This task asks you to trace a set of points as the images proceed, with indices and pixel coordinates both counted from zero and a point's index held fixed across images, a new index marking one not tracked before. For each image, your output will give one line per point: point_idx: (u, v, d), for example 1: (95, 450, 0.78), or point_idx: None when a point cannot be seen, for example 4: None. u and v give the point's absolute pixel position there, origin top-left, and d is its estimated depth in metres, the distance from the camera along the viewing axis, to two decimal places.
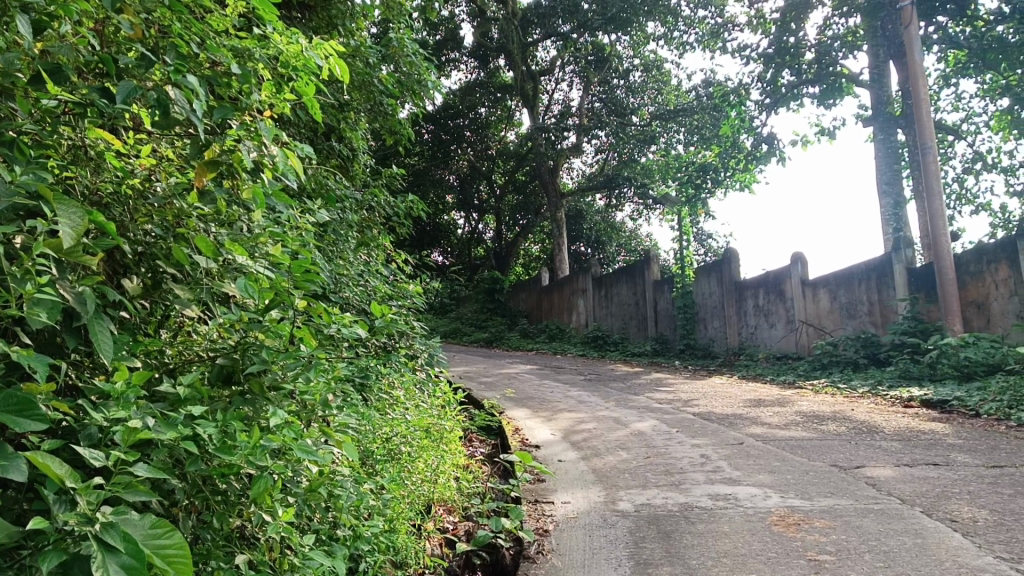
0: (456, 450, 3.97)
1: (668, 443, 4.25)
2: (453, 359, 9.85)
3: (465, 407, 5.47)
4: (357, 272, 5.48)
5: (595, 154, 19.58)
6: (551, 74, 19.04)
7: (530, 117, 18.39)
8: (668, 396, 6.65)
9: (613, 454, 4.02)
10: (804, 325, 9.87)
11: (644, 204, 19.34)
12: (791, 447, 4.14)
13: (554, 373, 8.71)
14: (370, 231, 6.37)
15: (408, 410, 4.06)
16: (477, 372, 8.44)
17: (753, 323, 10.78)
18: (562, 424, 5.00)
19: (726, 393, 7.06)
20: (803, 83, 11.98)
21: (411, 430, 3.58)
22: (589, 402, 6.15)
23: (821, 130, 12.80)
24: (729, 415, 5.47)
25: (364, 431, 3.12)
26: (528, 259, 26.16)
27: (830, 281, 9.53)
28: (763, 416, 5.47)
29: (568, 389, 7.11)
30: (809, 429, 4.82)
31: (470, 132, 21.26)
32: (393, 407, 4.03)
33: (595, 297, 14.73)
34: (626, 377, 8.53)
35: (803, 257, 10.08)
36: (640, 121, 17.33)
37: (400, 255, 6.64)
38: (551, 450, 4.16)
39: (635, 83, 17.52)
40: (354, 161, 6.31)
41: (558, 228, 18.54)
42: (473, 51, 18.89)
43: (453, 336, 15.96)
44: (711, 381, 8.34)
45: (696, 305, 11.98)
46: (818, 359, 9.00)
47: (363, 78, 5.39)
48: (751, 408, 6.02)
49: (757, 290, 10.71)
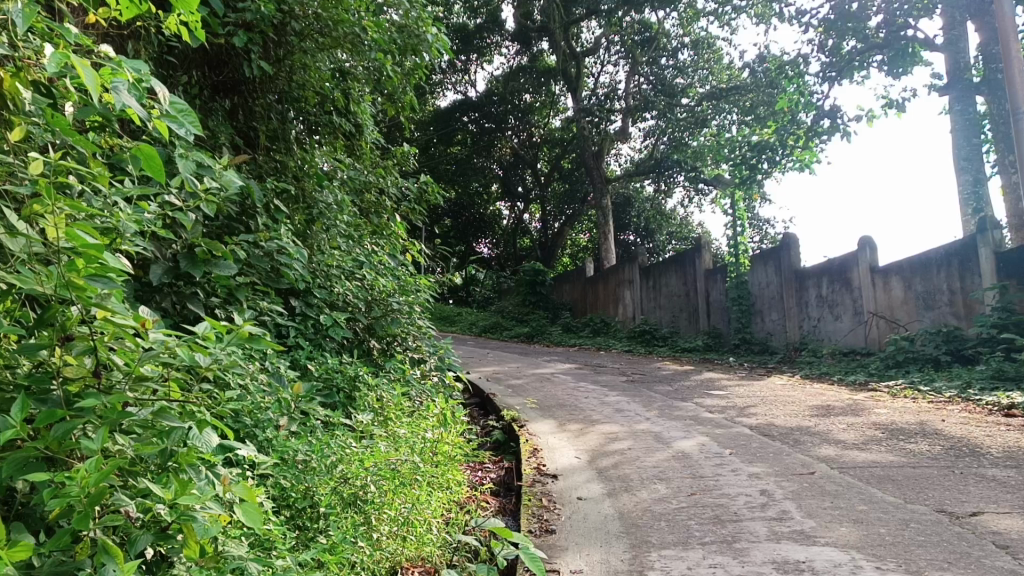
0: (451, 484, 3.19)
1: (719, 472, 3.40)
2: (484, 359, 9.08)
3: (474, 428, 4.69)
4: (353, 262, 4.73)
5: (643, 139, 18.58)
6: (597, 53, 18.00)
7: (573, 100, 17.43)
8: (719, 403, 5.77)
9: (647, 488, 3.19)
10: (873, 317, 8.88)
11: (696, 190, 18.26)
12: (878, 479, 3.27)
13: (593, 374, 7.87)
14: (374, 218, 5.62)
15: (391, 431, 3.29)
16: (506, 374, 7.61)
17: (816, 315, 9.78)
18: (592, 442, 4.18)
19: (787, 397, 6.15)
20: (870, 50, 10.87)
21: (378, 459, 2.80)
22: (627, 411, 5.30)
23: (888, 103, 11.66)
24: (794, 429, 4.59)
25: (294, 484, 2.45)
26: (575, 249, 25.25)
27: (903, 268, 8.50)
28: (835, 430, 4.57)
29: (606, 394, 6.26)
30: (895, 450, 3.93)
31: (513, 118, 20.32)
32: (372, 428, 3.25)
33: (643, 288, 13.82)
34: (674, 378, 7.64)
35: (872, 241, 9.06)
36: (690, 102, 16.25)
37: (413, 245, 5.87)
38: (571, 481, 3.35)
39: (684, 61, 16.45)
40: (359, 137, 5.60)
41: (603, 217, 17.63)
42: (515, 33, 18.07)
43: (494, 331, 15.21)
44: (771, 381, 7.43)
45: (752, 296, 11.00)
46: (891, 356, 8.01)
47: (340, 25, 4.48)
48: (819, 418, 5.11)
49: (819, 279, 9.71)
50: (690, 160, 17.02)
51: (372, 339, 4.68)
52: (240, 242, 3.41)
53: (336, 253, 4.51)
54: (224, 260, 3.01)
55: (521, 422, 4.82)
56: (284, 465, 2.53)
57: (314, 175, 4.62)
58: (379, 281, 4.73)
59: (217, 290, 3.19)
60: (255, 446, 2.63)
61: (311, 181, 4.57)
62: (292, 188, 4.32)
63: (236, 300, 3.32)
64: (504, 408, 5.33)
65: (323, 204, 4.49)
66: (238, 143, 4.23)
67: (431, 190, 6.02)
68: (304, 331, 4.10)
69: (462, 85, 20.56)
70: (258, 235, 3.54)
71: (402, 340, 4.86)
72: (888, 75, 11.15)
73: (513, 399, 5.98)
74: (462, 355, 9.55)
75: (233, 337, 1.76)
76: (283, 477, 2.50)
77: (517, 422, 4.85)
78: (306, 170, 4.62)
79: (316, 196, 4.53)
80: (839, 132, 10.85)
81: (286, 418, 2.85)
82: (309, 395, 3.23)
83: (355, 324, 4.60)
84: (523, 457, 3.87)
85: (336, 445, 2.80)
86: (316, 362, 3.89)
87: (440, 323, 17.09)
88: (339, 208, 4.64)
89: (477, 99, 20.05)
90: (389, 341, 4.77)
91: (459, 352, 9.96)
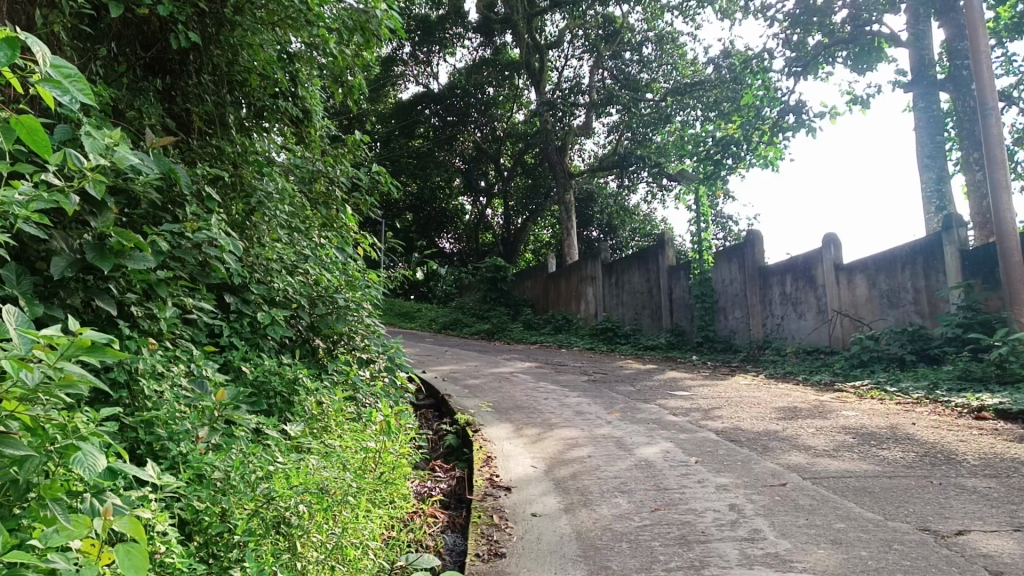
0: (392, 500, 2.91)
1: (684, 483, 3.16)
2: (442, 357, 8.79)
3: (423, 438, 4.41)
4: (298, 256, 4.42)
5: (608, 133, 18.40)
6: (560, 47, 17.75)
7: (537, 93, 17.17)
8: (683, 405, 5.55)
9: (608, 502, 2.94)
10: (837, 315, 8.75)
11: (659, 186, 18.09)
12: (854, 492, 3.05)
13: (554, 373, 7.63)
14: (323, 209, 5.31)
15: (326, 443, 3.00)
16: (463, 373, 7.33)
17: (780, 313, 9.65)
18: (551, 449, 3.92)
19: (752, 399, 5.95)
20: (835, 45, 10.74)
21: (308, 473, 2.51)
22: (587, 414, 5.05)
23: (852, 100, 11.56)
24: (761, 433, 4.37)
25: (205, 504, 2.16)
26: (538, 245, 25.05)
27: (868, 266, 8.39)
28: (803, 434, 4.37)
29: (566, 395, 6.01)
30: (868, 457, 3.73)
31: (476, 112, 19.96)
32: (305, 439, 2.96)
33: (605, 285, 13.61)
34: (637, 378, 7.41)
35: (836, 238, 8.94)
36: (653, 97, 16.07)
37: (365, 239, 5.56)
38: (525, 494, 3.08)
39: (648, 56, 16.27)
40: (307, 123, 5.31)
41: (566, 212, 17.41)
42: (478, 25, 17.74)
43: (454, 327, 14.91)
44: (735, 381, 7.24)
45: (715, 294, 10.84)
46: (856, 356, 7.87)
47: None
48: (788, 422, 4.90)
49: (783, 277, 9.58)
50: (654, 156, 16.83)
51: (317, 337, 4.39)
52: (160, 231, 3.09)
53: (280, 245, 4.20)
54: (141, 254, 2.73)
55: (475, 427, 4.55)
56: (194, 484, 2.23)
57: (254, 162, 4.34)
58: (324, 275, 4.43)
59: (134, 286, 2.88)
60: (166, 462, 2.34)
61: (250, 168, 4.26)
62: (226, 175, 3.99)
63: (156, 296, 3.02)
64: (459, 411, 5.05)
65: (261, 190, 4.20)
66: (169, 125, 3.90)
67: (384, 181, 5.71)
68: (239, 330, 3.80)
69: (424, 77, 20.19)
70: (186, 224, 3.23)
71: (348, 339, 4.56)
72: (853, 72, 11.04)
73: (469, 400, 5.70)
74: (420, 352, 9.25)
75: (78, 346, 1.55)
76: (197, 498, 2.20)
77: (471, 427, 4.58)
78: (246, 157, 4.31)
79: (255, 183, 4.22)
80: (804, 128, 10.69)
81: (207, 430, 2.56)
82: (235, 401, 2.92)
83: (298, 321, 4.28)
84: (475, 466, 3.60)
85: (262, 458, 2.51)
86: (251, 364, 3.59)
87: (399, 319, 16.74)
88: (280, 196, 4.33)
89: (440, 92, 19.67)
90: (334, 340, 4.48)
91: (417, 350, 9.66)
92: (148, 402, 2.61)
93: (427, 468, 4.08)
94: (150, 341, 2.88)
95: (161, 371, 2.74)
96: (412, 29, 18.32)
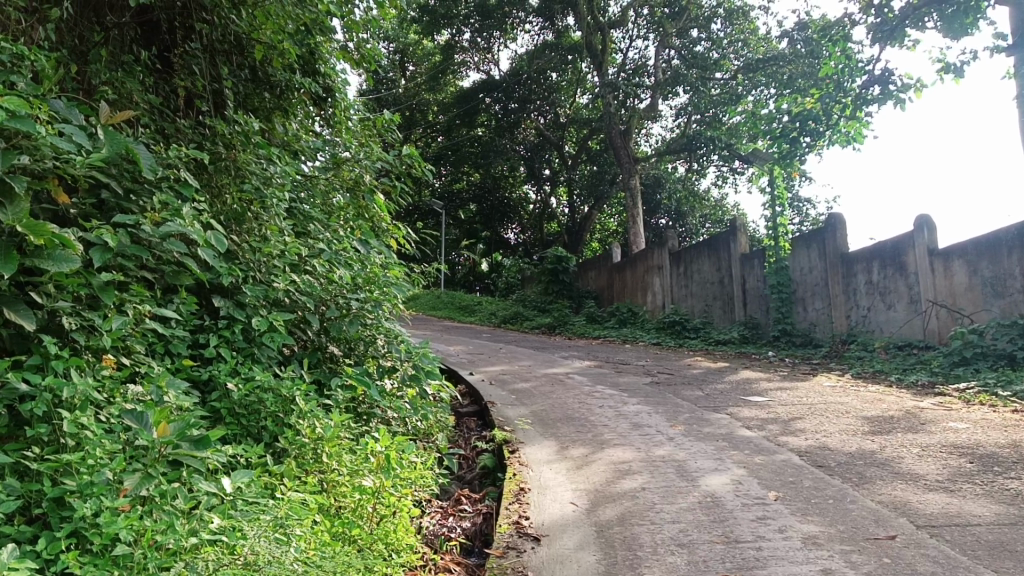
0: (384, 559, 2.32)
1: (761, 534, 2.48)
2: (494, 356, 8.19)
3: (449, 466, 3.83)
4: (306, 252, 3.84)
5: (675, 116, 17.50)
6: (624, 26, 16.79)
7: (599, 76, 16.30)
8: (757, 415, 4.80)
9: (661, 563, 2.29)
10: (933, 306, 7.84)
11: (731, 170, 17.11)
12: (988, 550, 2.33)
13: (613, 374, 6.94)
14: (345, 197, 4.73)
15: (304, 493, 2.42)
16: (513, 375, 6.69)
17: (866, 304, 8.76)
18: (598, 477, 3.28)
19: (839, 406, 5.16)
20: (925, 7, 9.71)
21: (262, 534, 1.94)
22: (646, 428, 4.37)
23: (944, 69, 10.45)
24: (854, 455, 3.63)
25: None
26: (604, 233, 24.33)
27: (968, 250, 7.45)
28: (906, 456, 3.60)
29: (624, 402, 5.32)
30: (995, 493, 2.98)
31: (538, 99, 18.98)
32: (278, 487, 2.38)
33: (672, 274, 12.84)
34: (707, 380, 6.66)
35: (930, 221, 8.01)
36: (724, 76, 15.12)
37: (399, 230, 4.98)
38: (555, 549, 2.46)
39: (718, 32, 15.18)
40: (331, 103, 5.03)
41: (632, 199, 16.58)
42: (538, 9, 16.88)
43: (514, 321, 14.31)
44: (819, 383, 6.44)
45: (793, 283, 9.97)
46: (956, 353, 6.98)
47: None
48: (886, 437, 4.13)
49: (870, 264, 8.69)
50: (724, 138, 15.79)
51: (330, 343, 3.82)
52: (108, 228, 2.57)
53: (285, 240, 3.64)
54: (65, 251, 2.24)
55: (513, 447, 3.92)
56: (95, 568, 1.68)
57: (255, 143, 3.78)
58: (337, 272, 3.88)
59: (70, 290, 2.39)
60: (66, 529, 1.79)
61: (246, 150, 3.67)
62: (209, 158, 3.44)
63: (103, 304, 2.50)
64: (498, 426, 4.43)
65: (258, 171, 3.63)
66: (150, 101, 3.41)
67: (414, 166, 5.10)
68: (231, 340, 3.26)
69: (485, 64, 19.64)
70: (148, 215, 2.74)
71: (368, 345, 3.97)
72: (945, 37, 9.97)
73: (514, 409, 5.07)
74: (471, 351, 8.66)
75: None
76: None
77: (509, 447, 3.97)
78: (246, 137, 3.78)
79: (253, 167, 3.64)
80: (892, 100, 9.68)
81: (136, 478, 1.97)
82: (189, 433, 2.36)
83: (307, 327, 3.72)
84: (502, 503, 2.98)
85: (206, 518, 1.95)
86: (239, 380, 3.06)
87: (460, 314, 16.25)
88: (284, 181, 3.75)
89: (500, 79, 18.86)
90: (352, 347, 3.90)
91: (470, 347, 9.07)
92: (73, 437, 2.07)
93: (452, 498, 3.49)
94: (88, 358, 2.37)
95: (97, 396, 2.20)
96: (470, 15, 17.63)
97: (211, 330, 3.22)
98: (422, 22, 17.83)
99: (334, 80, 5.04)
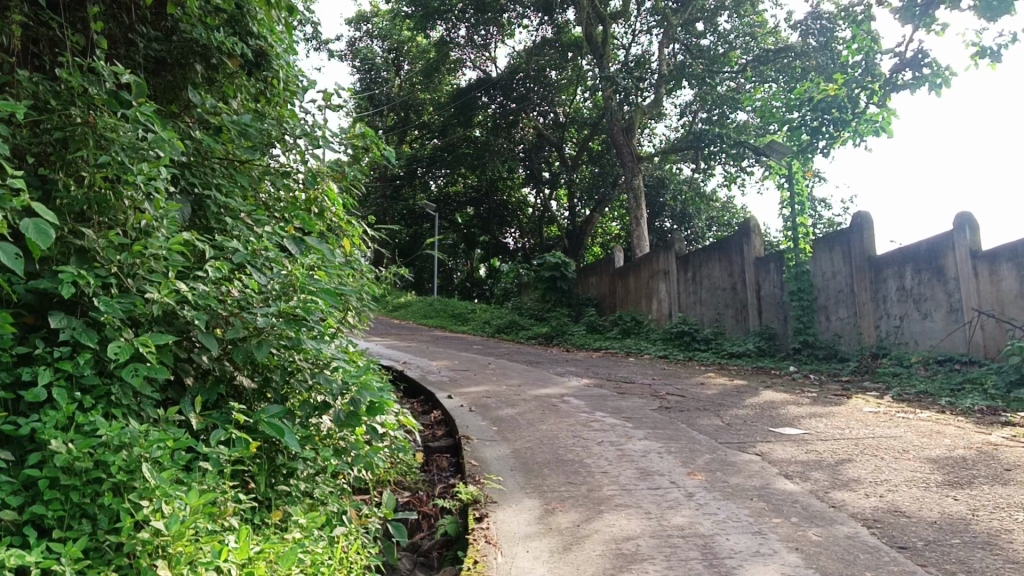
0: None
1: None
2: (478, 373, 7.25)
3: (396, 538, 2.90)
4: (205, 252, 2.86)
5: (681, 114, 16.56)
6: (626, 19, 15.77)
7: (598, 71, 15.02)
8: (795, 457, 3.82)
9: None
10: (977, 316, 6.88)
11: (739, 168, 16.15)
12: None
13: (615, 396, 5.96)
14: (279, 186, 3.77)
15: None
16: (499, 399, 5.71)
17: (898, 313, 7.80)
18: (592, 566, 2.34)
19: (892, 442, 4.18)
20: None
21: None
22: (656, 478, 3.39)
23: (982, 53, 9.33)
24: (944, 526, 2.65)
25: None
26: (605, 237, 23.48)
27: (1019, 252, 6.48)
28: (1016, 529, 2.63)
29: (627, 436, 4.34)
30: None
31: (538, 97, 17.81)
32: None
33: (679, 280, 11.88)
34: (724, 403, 5.68)
35: (972, 219, 7.05)
36: (733, 71, 14.12)
37: (355, 228, 4.01)
38: None
39: (726, 24, 14.18)
40: (267, 71, 4.05)
41: (635, 200, 15.53)
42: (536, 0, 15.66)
43: (510, 331, 13.38)
44: (857, 408, 5.48)
45: (814, 289, 9.00)
46: (1014, 371, 6.01)
47: None
48: (969, 491, 3.16)
49: (903, 268, 7.73)
50: (733, 136, 14.79)
51: (239, 372, 2.88)
52: None
53: (169, 234, 2.66)
54: None
55: (482, 511, 2.96)
56: None
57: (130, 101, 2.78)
58: (247, 281, 2.91)
59: None
60: None
61: (112, 112, 2.68)
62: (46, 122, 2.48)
63: None
64: (472, 476, 3.48)
65: (130, 138, 2.61)
66: None
67: (372, 148, 4.10)
68: (72, 374, 2.30)
69: (482, 62, 18.67)
70: None
71: (292, 376, 2.98)
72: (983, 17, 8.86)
73: (493, 447, 4.10)
74: (455, 366, 7.72)
75: None
76: None
77: (477, 509, 3.01)
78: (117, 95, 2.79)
79: (124, 132, 2.64)
80: (926, 84, 8.70)
81: None
82: None
83: (204, 354, 2.76)
84: None
85: None
86: (77, 435, 2.12)
87: (453, 322, 15.37)
88: (169, 153, 2.75)
89: (497, 76, 17.79)
90: (270, 376, 2.94)
91: (455, 362, 8.10)
92: None
93: None
94: None
95: None
96: (465, 8, 16.39)
97: (46, 359, 2.28)
98: (416, 16, 16.83)
99: (270, 42, 4.02)
